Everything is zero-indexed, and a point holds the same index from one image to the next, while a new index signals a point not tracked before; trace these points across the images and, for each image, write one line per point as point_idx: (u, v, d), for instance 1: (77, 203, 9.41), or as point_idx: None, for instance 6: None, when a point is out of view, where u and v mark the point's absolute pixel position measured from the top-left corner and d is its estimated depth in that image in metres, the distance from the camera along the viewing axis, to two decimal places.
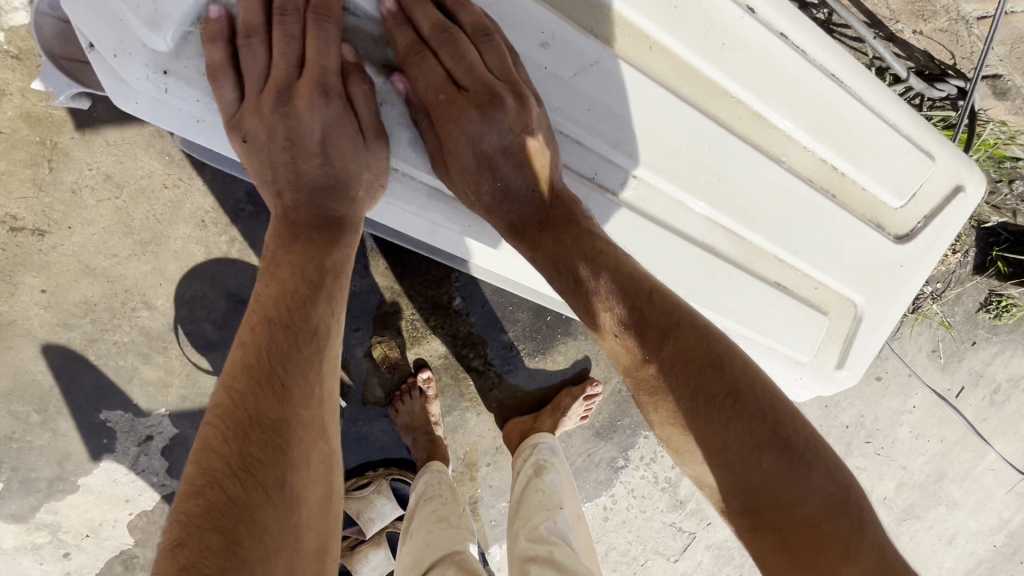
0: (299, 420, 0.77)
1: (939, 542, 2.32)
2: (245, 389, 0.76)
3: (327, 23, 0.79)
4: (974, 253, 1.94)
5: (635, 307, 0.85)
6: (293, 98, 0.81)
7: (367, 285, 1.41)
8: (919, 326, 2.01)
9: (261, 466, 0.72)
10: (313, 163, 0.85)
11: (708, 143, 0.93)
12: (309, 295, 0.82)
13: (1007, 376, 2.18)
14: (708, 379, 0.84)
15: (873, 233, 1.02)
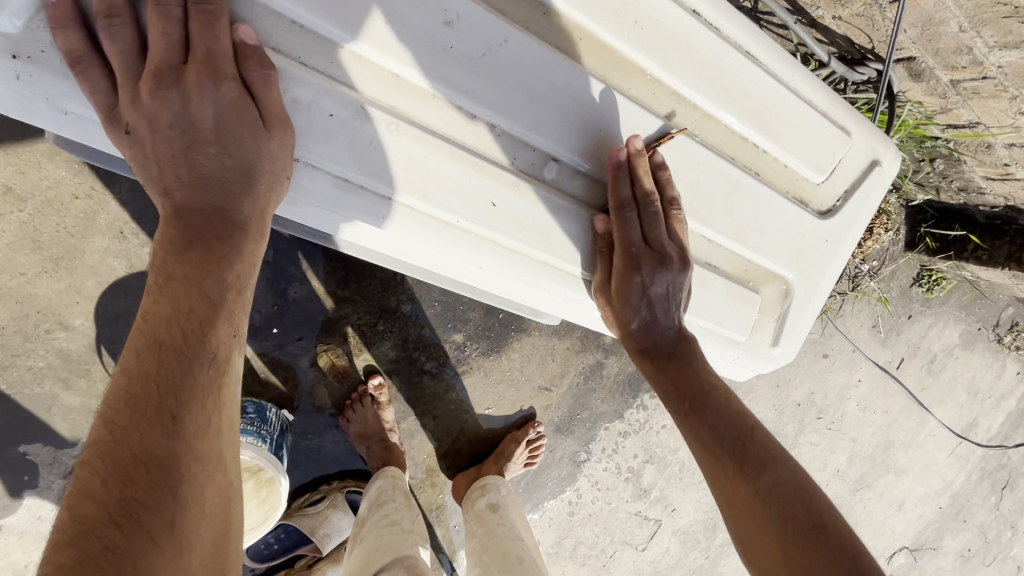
0: (190, 454, 0.69)
1: (891, 508, 2.43)
2: (127, 423, 0.67)
3: (215, 6, 0.73)
4: (905, 230, 1.99)
5: (733, 437, 0.99)
6: (180, 82, 0.74)
7: (309, 291, 1.33)
8: (859, 304, 2.09)
9: (147, 510, 0.64)
10: (208, 152, 0.76)
11: (626, 123, 0.94)
12: (206, 316, 0.73)
13: (941, 346, 2.31)
14: (797, 514, 0.88)
15: (797, 211, 1.05)
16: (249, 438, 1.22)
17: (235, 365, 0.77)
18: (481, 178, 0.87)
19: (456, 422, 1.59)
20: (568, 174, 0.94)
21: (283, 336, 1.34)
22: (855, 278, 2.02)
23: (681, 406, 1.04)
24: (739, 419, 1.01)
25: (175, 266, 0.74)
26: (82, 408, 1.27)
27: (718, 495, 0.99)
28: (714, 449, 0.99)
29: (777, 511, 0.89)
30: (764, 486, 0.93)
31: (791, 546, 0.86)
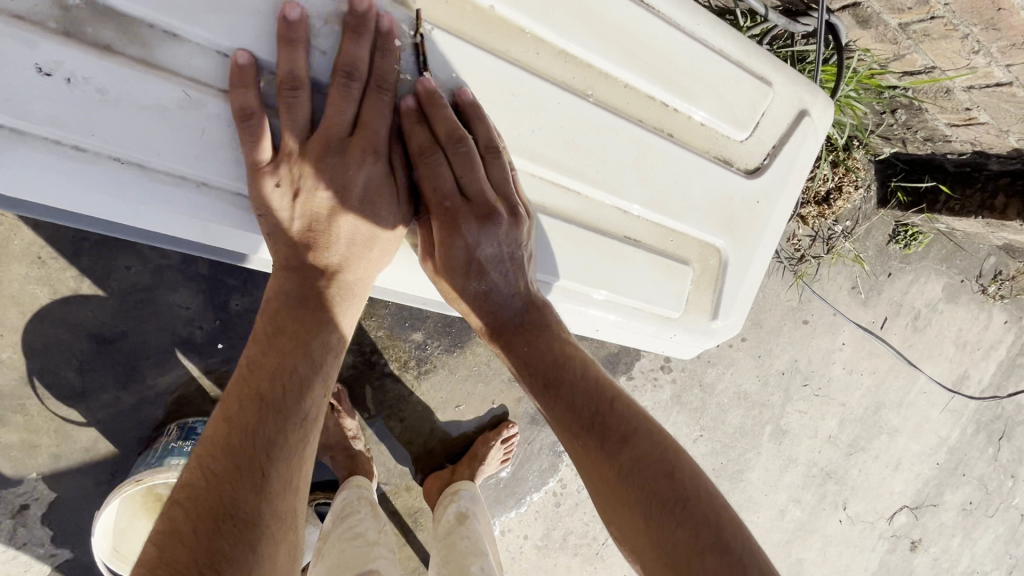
0: (273, 510, 0.78)
1: (887, 469, 2.39)
2: (224, 470, 0.77)
3: (353, 84, 0.80)
4: (876, 186, 1.93)
5: (595, 410, 0.92)
6: (324, 158, 0.81)
7: (252, 301, 1.26)
8: (836, 266, 2.04)
9: (230, 560, 0.71)
10: (348, 218, 0.86)
11: (511, 91, 0.88)
12: (303, 378, 0.86)
13: (924, 302, 2.26)
14: (661, 486, 0.85)
15: (720, 170, 1.02)
16: None
17: (316, 426, 0.89)
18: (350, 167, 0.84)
19: (425, 423, 1.56)
20: None
21: (231, 351, 1.27)
22: (830, 239, 1.96)
23: (536, 386, 0.95)
24: (599, 391, 0.93)
25: (283, 324, 0.88)
26: (23, 444, 1.18)
27: (583, 473, 0.93)
28: (572, 428, 0.92)
29: (637, 488, 0.85)
30: (621, 462, 0.88)
31: (657, 525, 0.83)
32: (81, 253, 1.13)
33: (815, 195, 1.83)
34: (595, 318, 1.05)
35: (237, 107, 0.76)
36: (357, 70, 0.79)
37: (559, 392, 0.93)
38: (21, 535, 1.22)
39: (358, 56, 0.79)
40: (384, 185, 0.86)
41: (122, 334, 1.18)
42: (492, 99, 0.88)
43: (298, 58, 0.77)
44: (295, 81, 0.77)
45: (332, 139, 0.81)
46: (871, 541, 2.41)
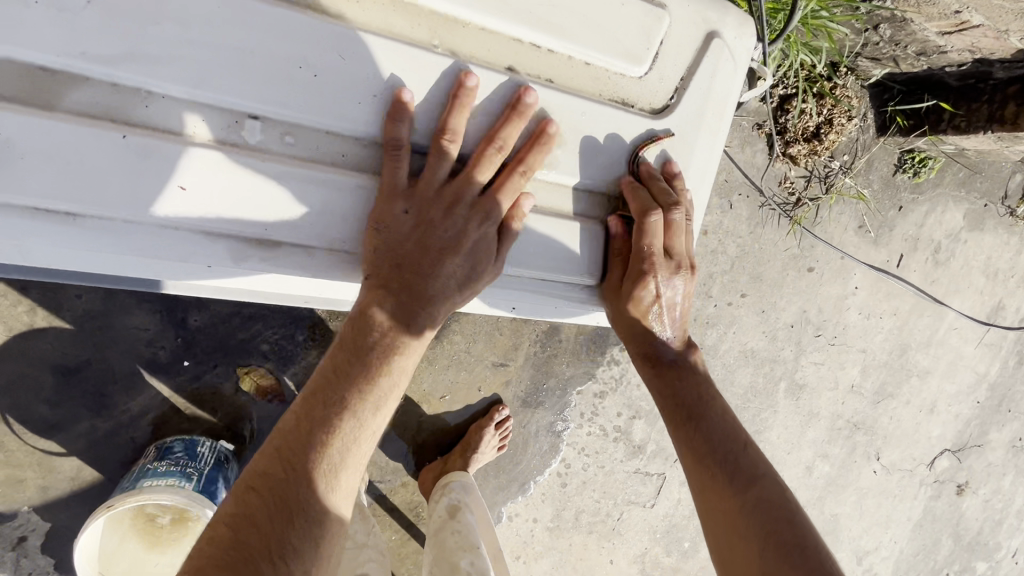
0: (332, 514, 0.80)
1: (921, 413, 2.25)
2: (305, 465, 0.78)
3: (497, 154, 0.91)
4: (872, 114, 1.79)
5: (723, 445, 1.02)
6: (451, 211, 0.90)
7: (210, 316, 1.25)
8: (838, 206, 1.90)
9: (294, 557, 0.73)
10: (451, 261, 0.91)
11: (339, 53, 0.80)
12: (387, 394, 0.88)
13: (945, 233, 2.08)
14: (781, 531, 0.91)
15: (619, 113, 0.96)
16: (168, 479, 1.14)
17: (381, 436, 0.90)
18: (203, 170, 0.78)
19: (411, 417, 1.55)
20: (297, 133, 0.82)
21: (198, 367, 1.26)
22: (827, 177, 1.82)
23: (679, 416, 1.07)
24: (733, 432, 1.04)
25: (371, 334, 0.86)
26: (9, 480, 1.20)
27: (698, 501, 1.02)
28: (704, 462, 1.01)
29: (761, 528, 0.92)
30: (750, 500, 0.96)
31: (770, 563, 0.88)
32: (27, 288, 1.12)
33: (803, 132, 1.70)
34: (506, 293, 1.00)
35: (390, 140, 0.84)
36: (507, 147, 0.91)
37: (697, 424, 1.05)
38: (24, 566, 1.24)
39: (512, 135, 0.90)
40: (489, 240, 0.92)
41: (86, 363, 1.19)
42: (320, 68, 0.79)
43: (460, 113, 0.86)
44: (454, 134, 0.87)
45: (465, 192, 0.91)
46: (911, 490, 2.29)
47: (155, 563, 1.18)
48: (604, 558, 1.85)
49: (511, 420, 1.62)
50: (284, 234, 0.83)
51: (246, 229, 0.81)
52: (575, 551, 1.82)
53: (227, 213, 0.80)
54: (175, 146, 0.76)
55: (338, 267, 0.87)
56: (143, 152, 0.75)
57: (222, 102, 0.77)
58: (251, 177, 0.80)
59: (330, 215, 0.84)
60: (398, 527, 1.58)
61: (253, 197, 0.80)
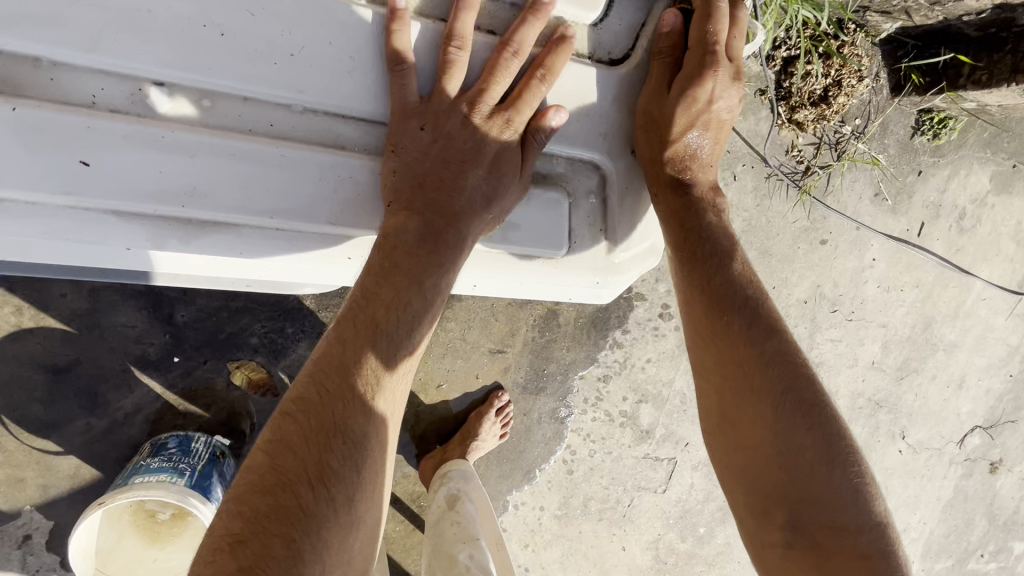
0: (373, 433, 0.82)
1: (949, 389, 2.13)
2: (336, 391, 0.81)
3: (512, 60, 0.95)
4: (886, 74, 1.68)
5: (740, 294, 1.00)
6: (470, 125, 0.96)
7: (197, 311, 1.24)
8: (852, 173, 1.79)
9: (338, 477, 0.76)
10: (474, 176, 0.97)
11: (248, 9, 0.81)
12: (417, 313, 0.90)
13: (970, 198, 1.95)
14: (796, 387, 0.92)
15: (574, 65, 1.02)
16: (160, 475, 1.13)
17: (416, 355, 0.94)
18: (136, 148, 0.79)
19: (409, 407, 1.53)
20: (232, 107, 0.84)
21: (188, 362, 1.25)
22: (838, 143, 1.72)
23: (696, 255, 1.05)
24: (754, 289, 1.01)
25: (398, 258, 0.89)
26: (10, 479, 1.21)
27: (708, 347, 1.00)
28: (724, 307, 0.99)
29: (773, 378, 0.92)
30: (766, 351, 0.95)
31: (783, 417, 0.90)
32: (13, 288, 1.13)
33: (810, 96, 1.60)
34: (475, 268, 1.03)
35: (394, 52, 0.88)
36: (522, 50, 0.95)
37: (713, 268, 1.03)
38: (31, 564, 1.26)
39: (528, 37, 0.94)
40: (511, 152, 0.99)
41: (77, 362, 1.19)
42: (226, 26, 0.80)
43: (467, 22, 0.90)
44: (459, 40, 0.91)
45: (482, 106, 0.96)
46: (940, 470, 2.19)
47: (154, 559, 1.18)
48: (616, 546, 1.81)
49: (512, 406, 1.59)
50: (202, 210, 0.83)
51: (159, 207, 0.81)
52: (586, 539, 1.78)
53: (134, 188, 0.79)
54: (108, 122, 0.78)
55: (268, 241, 0.88)
56: (42, 126, 0.75)
57: (122, 69, 0.78)
58: (161, 150, 0.80)
59: (249, 188, 0.84)
60: (401, 518, 1.56)
61: (169, 170, 0.80)
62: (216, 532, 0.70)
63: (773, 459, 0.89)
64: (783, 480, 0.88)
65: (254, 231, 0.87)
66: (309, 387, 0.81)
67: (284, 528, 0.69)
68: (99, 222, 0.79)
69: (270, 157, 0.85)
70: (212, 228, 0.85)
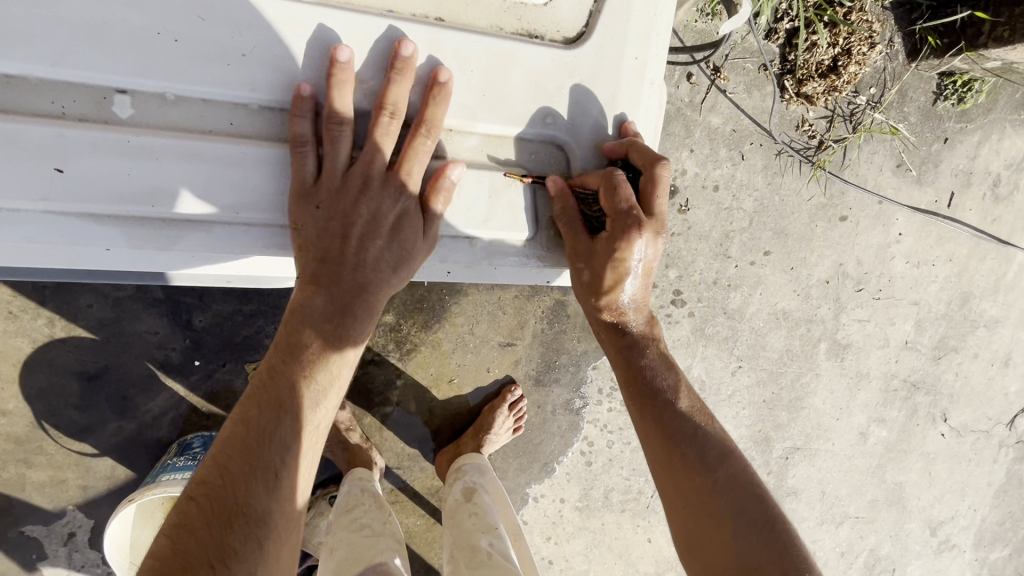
0: (280, 514, 0.79)
1: (993, 367, 2.01)
2: (239, 472, 0.77)
3: (393, 120, 0.87)
4: (899, 39, 1.62)
5: (688, 419, 0.97)
6: (365, 187, 0.89)
7: (213, 316, 1.30)
8: (869, 145, 1.72)
9: (239, 557, 0.72)
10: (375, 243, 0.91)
11: (197, 13, 0.77)
12: (323, 388, 0.89)
13: (1005, 163, 1.83)
14: (753, 507, 0.88)
15: (527, 47, 0.90)
16: (184, 472, 1.18)
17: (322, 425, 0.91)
18: (98, 157, 0.77)
19: (422, 403, 1.55)
20: (190, 107, 0.81)
21: (208, 366, 1.31)
22: (853, 114, 1.66)
23: (649, 399, 0.99)
24: (698, 409, 0.99)
25: (299, 339, 0.88)
26: (53, 481, 1.29)
27: (666, 485, 0.95)
28: (682, 453, 0.94)
29: (738, 516, 0.87)
30: (730, 486, 0.90)
31: (748, 542, 0.84)
32: (44, 300, 1.20)
33: (818, 68, 1.55)
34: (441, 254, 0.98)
35: (293, 134, 0.84)
36: (400, 109, 0.87)
37: (663, 399, 0.99)
38: (77, 560, 1.34)
39: (402, 96, 0.86)
40: (414, 214, 0.91)
41: (106, 368, 1.26)
42: (179, 31, 0.77)
43: (345, 96, 0.84)
44: (336, 116, 0.85)
45: (372, 174, 0.89)
46: (988, 453, 2.07)
47: None
48: (641, 537, 1.79)
49: (525, 401, 1.59)
50: (173, 210, 0.80)
51: (134, 208, 0.79)
52: (609, 530, 1.77)
53: (104, 192, 0.77)
54: (67, 131, 0.75)
55: (237, 239, 0.85)
56: (8, 138, 0.73)
57: (83, 79, 0.75)
58: (131, 154, 0.78)
59: (217, 185, 0.81)
60: (421, 512, 1.59)
61: (138, 174, 0.78)
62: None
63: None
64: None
65: (223, 228, 0.83)
66: (210, 473, 0.79)
67: None
68: (77, 227, 0.78)
69: (234, 155, 0.82)
70: (186, 227, 0.82)
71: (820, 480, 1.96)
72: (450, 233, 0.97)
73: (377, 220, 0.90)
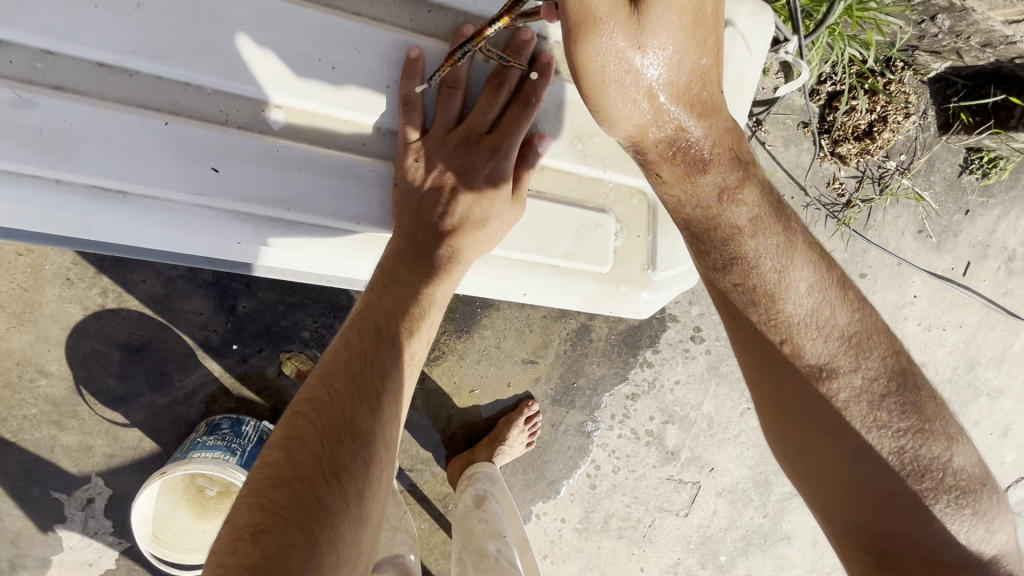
0: (383, 436, 0.85)
1: (993, 437, 2.04)
2: (347, 392, 0.85)
3: (500, 91, 0.99)
4: (933, 112, 1.69)
5: (797, 294, 0.87)
6: (469, 149, 1.01)
7: (257, 303, 1.34)
8: (894, 208, 1.78)
9: (350, 471, 0.78)
10: (463, 200, 1.02)
11: (355, 47, 0.92)
12: (412, 324, 0.96)
13: (1020, 240, 1.88)
14: (861, 399, 0.84)
15: None
16: (213, 452, 1.22)
17: (409, 362, 0.96)
18: (247, 161, 0.90)
19: (441, 410, 1.59)
20: (329, 127, 0.94)
21: (245, 350, 1.36)
22: (882, 178, 1.73)
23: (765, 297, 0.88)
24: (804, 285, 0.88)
25: (394, 274, 0.97)
26: (81, 446, 1.32)
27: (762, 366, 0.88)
28: (787, 355, 0.86)
29: (845, 426, 0.83)
30: (844, 397, 0.84)
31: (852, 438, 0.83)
32: (102, 270, 1.25)
33: (854, 130, 1.61)
34: (525, 279, 1.10)
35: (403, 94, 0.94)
36: (507, 79, 0.98)
37: (750, 264, 0.89)
38: (91, 526, 1.36)
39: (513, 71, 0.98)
40: (505, 176, 1.01)
41: (149, 342, 1.31)
42: (337, 60, 0.91)
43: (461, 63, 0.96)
44: (453, 82, 0.98)
45: (475, 136, 1.00)
46: None
47: (202, 531, 1.29)
48: (634, 565, 1.82)
49: (541, 417, 1.63)
50: (301, 215, 0.94)
51: (269, 210, 0.93)
52: (604, 555, 1.79)
53: (250, 194, 0.91)
54: (233, 138, 0.89)
55: (350, 243, 1.00)
56: (183, 138, 0.87)
57: (251, 93, 0.89)
58: (275, 162, 0.91)
59: (342, 199, 0.95)
60: (427, 517, 1.61)
61: (284, 180, 0.92)
62: (234, 525, 0.71)
63: (864, 515, 0.81)
64: (860, 526, 0.81)
65: (339, 235, 0.99)
66: (319, 388, 0.86)
67: (300, 518, 0.71)
68: (215, 220, 0.92)
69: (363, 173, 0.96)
70: (307, 230, 0.97)
71: (814, 529, 1.90)
72: (539, 260, 1.08)
73: (471, 182, 1.01)
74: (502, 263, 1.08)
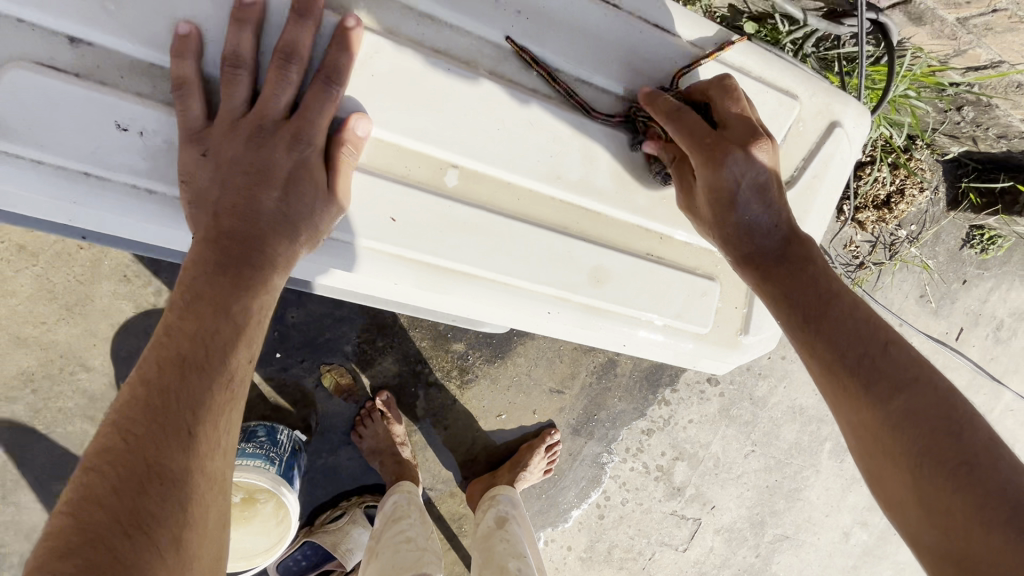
0: (207, 472, 0.66)
1: None
2: (140, 432, 0.63)
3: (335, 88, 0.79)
4: (944, 188, 1.83)
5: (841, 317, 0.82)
6: (261, 138, 0.80)
7: (306, 314, 1.39)
8: (900, 273, 1.90)
9: (160, 519, 0.59)
10: (270, 193, 0.80)
11: (530, 120, 0.90)
12: (229, 340, 0.73)
13: (1008, 311, 2.02)
14: (915, 404, 0.74)
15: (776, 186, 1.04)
16: (254, 461, 1.26)
17: (242, 388, 0.74)
18: (418, 211, 0.86)
19: (467, 433, 1.61)
20: (497, 187, 0.91)
21: (286, 359, 1.39)
22: (892, 244, 1.85)
23: (796, 321, 0.85)
24: (851, 309, 0.83)
25: (201, 287, 0.74)
26: None
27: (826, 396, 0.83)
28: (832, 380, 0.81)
29: (900, 444, 0.73)
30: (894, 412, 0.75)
31: (912, 452, 0.72)
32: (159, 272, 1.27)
33: (873, 200, 1.73)
34: (624, 335, 1.03)
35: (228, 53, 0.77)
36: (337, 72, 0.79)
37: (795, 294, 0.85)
38: None
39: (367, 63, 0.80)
40: (312, 169, 0.81)
41: None
42: (512, 126, 0.89)
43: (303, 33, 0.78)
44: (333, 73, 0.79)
45: (266, 122, 0.80)
46: None
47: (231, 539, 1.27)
48: None
49: (561, 446, 1.67)
50: (458, 264, 0.90)
51: (435, 259, 0.89)
52: None
53: (422, 244, 0.87)
54: (417, 193, 0.86)
55: (489, 293, 0.93)
56: (367, 189, 0.85)
57: (436, 153, 0.86)
58: (452, 219, 0.88)
59: (495, 254, 0.91)
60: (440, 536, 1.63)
61: (453, 239, 0.88)
62: None
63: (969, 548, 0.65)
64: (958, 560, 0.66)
65: (485, 284, 0.92)
66: (110, 434, 0.63)
67: None
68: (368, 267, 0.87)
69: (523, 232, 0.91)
70: (453, 277, 0.90)
71: (801, 571, 1.97)
72: (642, 318, 1.02)
73: (307, 166, 0.81)
74: (614, 318, 1.01)
